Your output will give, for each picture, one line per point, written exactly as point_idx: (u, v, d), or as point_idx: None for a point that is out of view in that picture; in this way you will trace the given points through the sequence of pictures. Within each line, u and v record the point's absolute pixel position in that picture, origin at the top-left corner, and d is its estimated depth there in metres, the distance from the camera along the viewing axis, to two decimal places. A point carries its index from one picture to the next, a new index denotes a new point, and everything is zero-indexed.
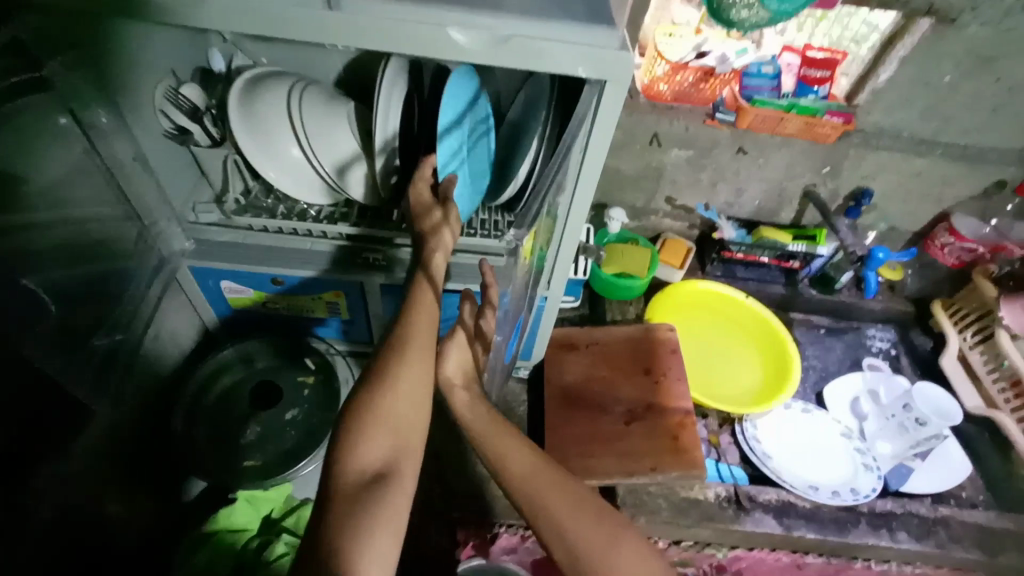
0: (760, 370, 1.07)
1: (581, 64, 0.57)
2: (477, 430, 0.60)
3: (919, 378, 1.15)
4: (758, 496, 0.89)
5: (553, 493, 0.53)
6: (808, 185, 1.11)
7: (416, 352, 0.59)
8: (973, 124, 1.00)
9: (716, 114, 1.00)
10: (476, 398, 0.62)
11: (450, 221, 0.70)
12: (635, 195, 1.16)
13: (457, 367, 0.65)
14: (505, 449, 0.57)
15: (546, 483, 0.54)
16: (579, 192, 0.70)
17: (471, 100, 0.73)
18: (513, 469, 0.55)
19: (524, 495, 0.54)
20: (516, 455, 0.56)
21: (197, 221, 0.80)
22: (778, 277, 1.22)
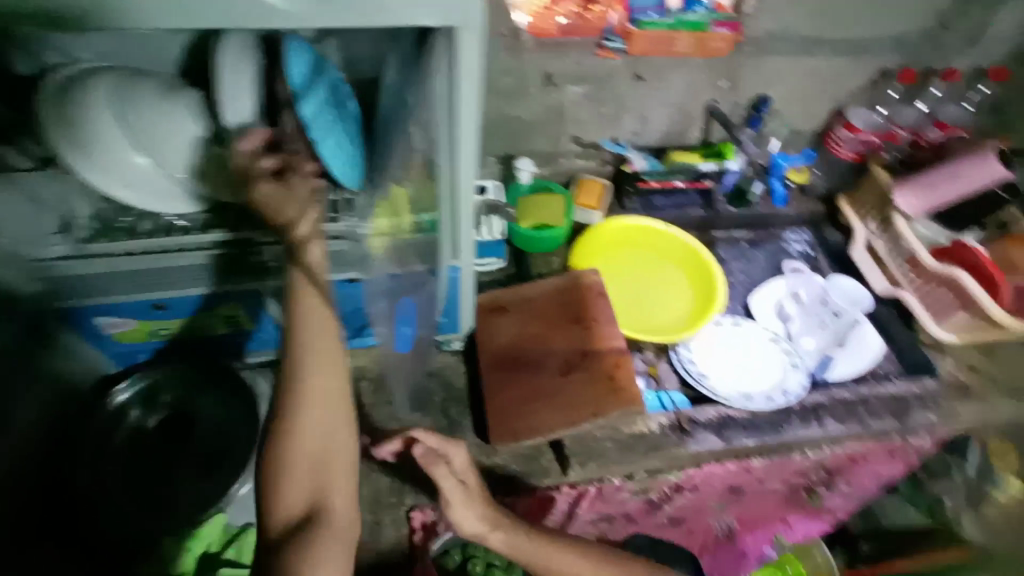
0: (689, 293, 1.10)
1: (425, 13, 0.52)
2: (528, 561, 0.73)
3: (834, 272, 1.21)
4: (698, 416, 0.93)
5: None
6: (709, 102, 1.10)
7: (316, 375, 0.64)
8: (854, 16, 1.00)
9: (606, 43, 0.95)
10: (509, 533, 0.73)
11: (304, 204, 0.71)
12: (542, 141, 1.11)
13: (477, 524, 0.72)
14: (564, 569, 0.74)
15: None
16: (464, 147, 0.63)
17: (314, 68, 0.69)
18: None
19: None
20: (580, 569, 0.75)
21: (43, 257, 0.69)
22: (696, 199, 1.20)
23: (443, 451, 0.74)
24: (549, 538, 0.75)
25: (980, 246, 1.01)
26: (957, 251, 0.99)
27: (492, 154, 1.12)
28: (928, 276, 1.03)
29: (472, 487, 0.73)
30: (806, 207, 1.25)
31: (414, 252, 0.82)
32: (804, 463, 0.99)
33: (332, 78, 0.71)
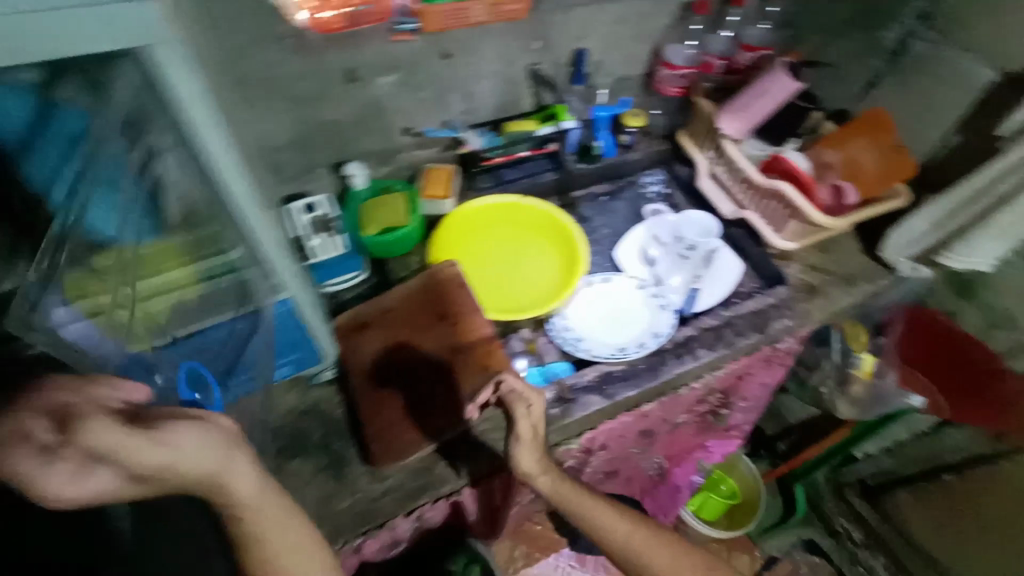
0: (556, 261, 1.10)
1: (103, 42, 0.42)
2: (567, 506, 0.82)
3: (690, 206, 1.26)
4: (580, 381, 0.94)
5: (651, 551, 0.81)
6: (530, 66, 1.07)
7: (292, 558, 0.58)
8: None
9: (398, 26, 0.88)
10: (555, 479, 0.82)
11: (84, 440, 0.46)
12: (370, 140, 1.05)
13: (533, 466, 0.81)
14: (601, 522, 0.81)
15: (655, 548, 0.81)
16: (236, 183, 0.58)
17: (39, 121, 0.54)
18: (613, 536, 0.81)
19: (628, 556, 0.81)
20: (612, 524, 0.81)
21: None
22: (545, 164, 1.20)
23: (524, 396, 0.81)
24: (589, 491, 0.83)
25: (798, 157, 1.07)
26: (775, 164, 1.04)
27: (322, 165, 1.04)
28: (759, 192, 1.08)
29: (540, 438, 0.81)
30: (653, 148, 1.28)
31: (222, 301, 0.71)
32: (692, 394, 1.03)
33: (78, 123, 0.55)
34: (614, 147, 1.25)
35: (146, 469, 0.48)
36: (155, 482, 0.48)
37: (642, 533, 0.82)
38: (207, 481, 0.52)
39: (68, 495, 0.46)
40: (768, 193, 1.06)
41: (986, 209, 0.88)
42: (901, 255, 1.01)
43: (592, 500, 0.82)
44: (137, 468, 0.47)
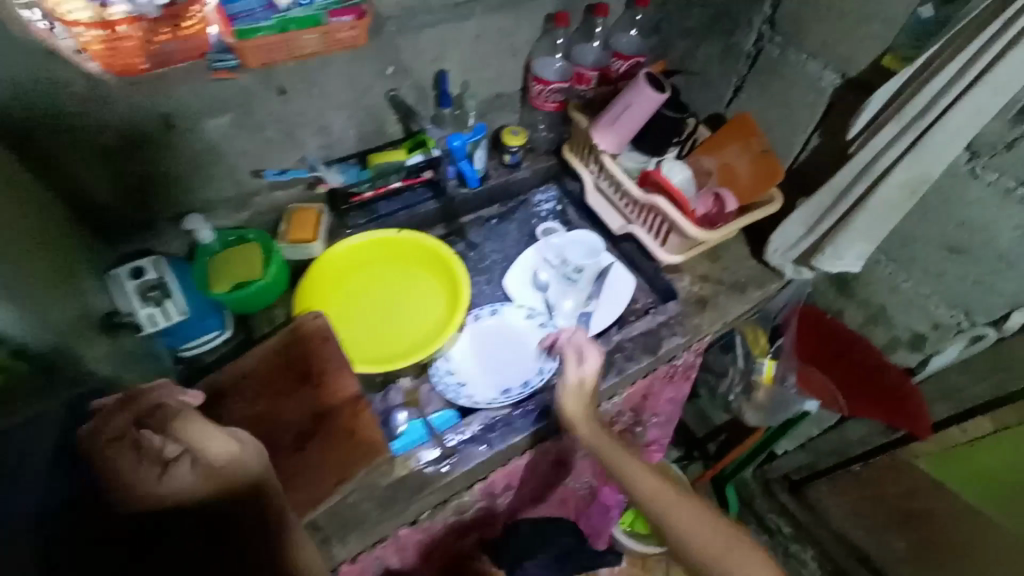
0: (439, 297, 1.02)
1: None
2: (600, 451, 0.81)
3: (582, 222, 1.22)
4: (462, 433, 0.87)
5: (682, 515, 0.74)
6: (388, 92, 0.99)
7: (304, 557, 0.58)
8: None
9: (215, 64, 0.77)
10: (596, 426, 0.82)
11: (119, 448, 0.56)
12: (216, 186, 0.93)
13: (578, 408, 0.84)
14: (632, 473, 0.79)
15: (689, 511, 0.75)
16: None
17: None
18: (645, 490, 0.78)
19: (658, 511, 0.76)
20: (641, 480, 0.79)
21: None
22: (425, 193, 1.13)
23: (580, 349, 0.89)
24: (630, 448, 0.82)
25: (676, 168, 1.03)
26: (653, 179, 1.01)
27: (164, 218, 0.91)
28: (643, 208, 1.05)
29: (586, 388, 0.85)
30: (539, 164, 1.23)
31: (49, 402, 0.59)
32: (590, 425, 1.01)
33: None
34: (479, 176, 1.15)
35: (217, 460, 0.57)
36: (218, 475, 0.56)
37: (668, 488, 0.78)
38: (251, 484, 0.57)
39: (158, 489, 0.53)
40: (650, 209, 1.03)
41: (844, 213, 0.89)
42: (783, 259, 1.02)
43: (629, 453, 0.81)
44: (207, 453, 0.57)
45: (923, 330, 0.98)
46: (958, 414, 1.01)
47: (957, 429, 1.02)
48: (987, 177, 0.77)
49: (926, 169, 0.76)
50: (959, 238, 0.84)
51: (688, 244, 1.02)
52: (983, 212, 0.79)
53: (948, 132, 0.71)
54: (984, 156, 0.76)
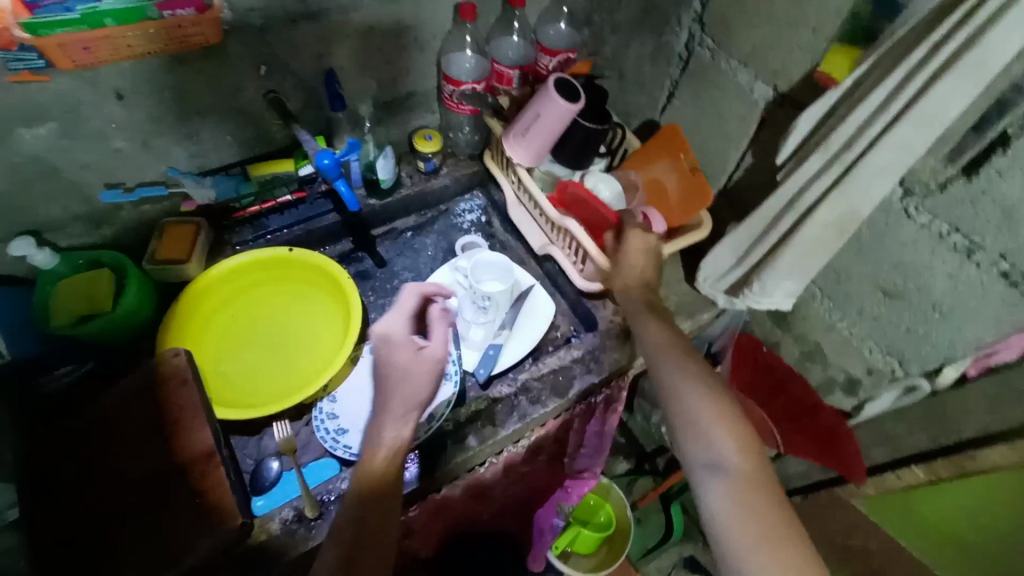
0: (332, 327, 0.91)
1: None
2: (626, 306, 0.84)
3: (508, 234, 1.11)
4: (335, 490, 0.78)
5: (673, 368, 0.73)
6: (267, 93, 0.86)
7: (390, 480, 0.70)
8: None
9: (19, 66, 0.65)
10: (628, 288, 0.84)
11: (412, 302, 0.81)
12: (60, 202, 0.81)
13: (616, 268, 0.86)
14: (648, 330, 0.79)
15: (679, 368, 0.73)
16: None
17: None
18: (655, 340, 0.77)
19: (653, 357, 0.76)
20: (654, 334, 0.78)
21: None
22: (325, 205, 1.01)
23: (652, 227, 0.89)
24: (659, 312, 0.82)
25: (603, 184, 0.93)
26: (571, 191, 0.90)
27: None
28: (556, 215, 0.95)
29: (637, 254, 0.86)
30: (460, 171, 1.11)
31: None
32: (495, 468, 0.92)
33: None
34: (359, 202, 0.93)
35: (437, 362, 0.76)
36: (429, 374, 0.75)
37: (673, 341, 0.77)
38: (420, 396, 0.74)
39: (401, 353, 0.77)
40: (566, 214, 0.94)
41: (772, 245, 0.79)
42: (715, 289, 0.91)
43: (653, 316, 0.81)
44: (437, 353, 0.76)
45: (857, 373, 0.93)
46: (895, 461, 0.93)
47: (892, 475, 0.92)
48: (919, 219, 0.74)
49: (854, 206, 0.67)
50: (893, 281, 0.80)
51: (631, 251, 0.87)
52: (913, 255, 0.76)
53: (871, 171, 0.64)
54: (917, 196, 0.73)
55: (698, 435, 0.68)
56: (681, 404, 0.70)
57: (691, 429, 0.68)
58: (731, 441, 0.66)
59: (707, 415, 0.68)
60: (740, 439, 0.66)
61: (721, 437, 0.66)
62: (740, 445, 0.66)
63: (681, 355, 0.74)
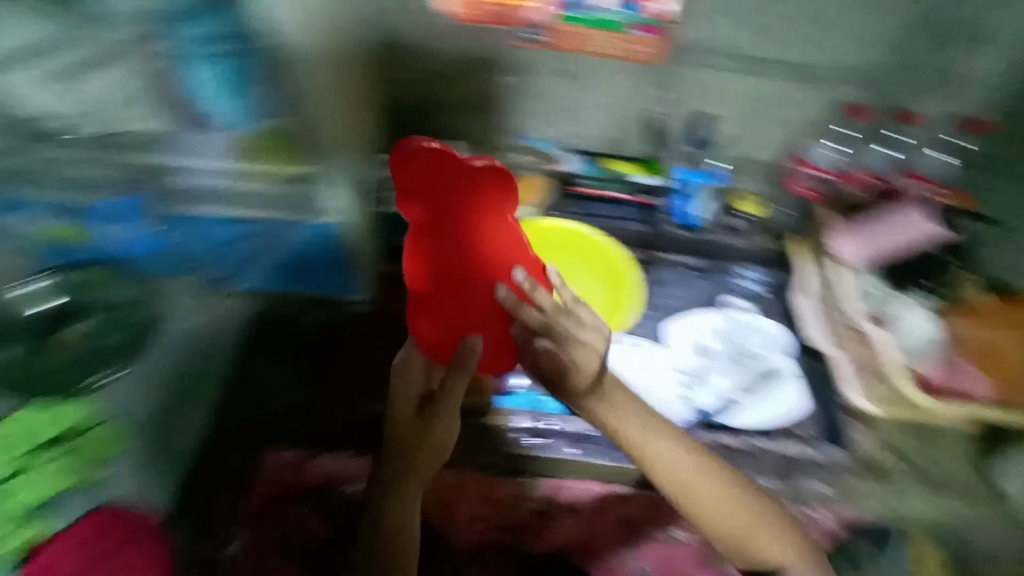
0: (602, 305, 1.04)
1: None
2: (631, 441, 0.74)
3: (783, 315, 1.08)
4: (559, 425, 0.93)
5: (705, 494, 0.74)
6: (647, 112, 1.04)
7: (422, 456, 0.76)
8: (803, 37, 0.90)
9: (523, 36, 0.92)
10: (627, 416, 0.75)
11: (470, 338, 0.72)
12: (476, 128, 1.09)
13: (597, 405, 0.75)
14: (664, 460, 0.74)
15: (701, 494, 0.73)
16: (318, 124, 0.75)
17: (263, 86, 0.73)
18: (669, 466, 0.74)
19: (674, 486, 0.74)
20: (673, 457, 0.74)
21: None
22: (634, 212, 1.13)
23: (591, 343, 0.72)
24: (667, 430, 0.76)
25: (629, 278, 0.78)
26: None
27: (432, 136, 1.11)
28: (455, 191, 0.74)
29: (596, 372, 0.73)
30: (762, 244, 1.12)
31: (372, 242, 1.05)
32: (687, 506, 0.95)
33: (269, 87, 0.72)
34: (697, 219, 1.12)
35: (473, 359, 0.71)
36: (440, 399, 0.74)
37: (691, 449, 0.76)
38: (421, 427, 0.76)
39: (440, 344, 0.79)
40: (451, 218, 0.76)
41: None
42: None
43: (673, 444, 0.75)
44: (459, 385, 0.73)
45: None
46: None
47: None
48: None
49: None
50: None
51: (531, 321, 0.71)
52: None
53: None
54: None
55: (755, 547, 0.74)
56: (726, 521, 0.74)
57: (731, 542, 0.74)
58: (773, 547, 0.73)
59: (742, 526, 0.74)
60: (779, 546, 0.73)
61: (762, 541, 0.74)
62: (783, 543, 0.74)
63: (697, 458, 0.75)
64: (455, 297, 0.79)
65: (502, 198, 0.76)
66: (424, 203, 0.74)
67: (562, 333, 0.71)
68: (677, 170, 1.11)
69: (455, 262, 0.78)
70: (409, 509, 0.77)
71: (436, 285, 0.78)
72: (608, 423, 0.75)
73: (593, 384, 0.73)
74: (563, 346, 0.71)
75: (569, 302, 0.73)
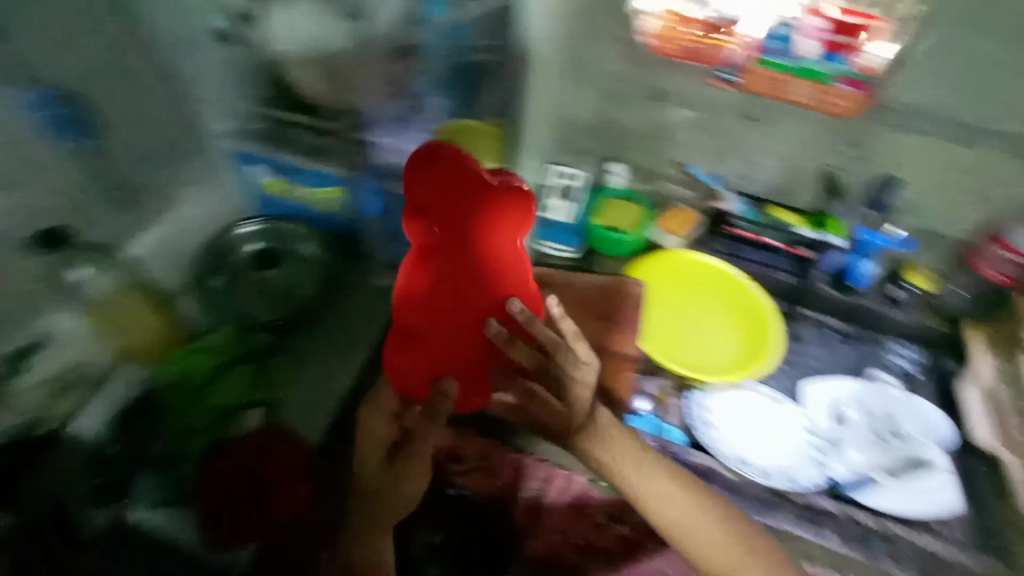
0: (738, 352, 1.03)
1: None
2: (625, 476, 0.82)
3: (938, 403, 1.00)
4: (683, 455, 0.92)
5: (697, 533, 0.79)
6: (827, 166, 1.01)
7: (394, 491, 0.77)
8: None
9: (718, 74, 0.93)
10: (623, 443, 0.84)
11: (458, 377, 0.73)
12: (642, 155, 1.11)
13: (597, 442, 0.83)
14: (658, 498, 0.80)
15: (694, 532, 0.79)
16: None
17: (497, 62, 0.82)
18: (662, 504, 0.80)
19: (670, 524, 0.80)
20: (664, 494, 0.81)
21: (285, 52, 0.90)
22: (785, 263, 1.09)
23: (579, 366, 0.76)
24: (657, 466, 0.83)
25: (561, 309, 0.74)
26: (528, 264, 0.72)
27: (596, 156, 1.15)
28: (458, 225, 0.68)
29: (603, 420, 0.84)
30: (925, 322, 1.05)
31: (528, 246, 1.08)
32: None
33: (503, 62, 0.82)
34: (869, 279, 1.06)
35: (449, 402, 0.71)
36: (412, 441, 0.76)
37: (681, 486, 0.82)
38: (393, 461, 0.78)
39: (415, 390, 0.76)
40: (464, 255, 0.68)
41: None
42: None
43: (662, 481, 0.82)
44: (421, 434, 0.75)
45: None
46: None
47: None
48: None
49: None
50: None
51: (526, 360, 0.74)
52: None
53: None
54: None
55: None
56: (721, 564, 0.78)
57: None
58: None
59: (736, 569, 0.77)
60: None
61: None
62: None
63: (687, 494, 0.81)
64: (440, 328, 0.70)
65: (518, 221, 0.69)
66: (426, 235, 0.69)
67: (551, 369, 0.76)
68: (862, 231, 1.03)
69: (455, 293, 0.70)
70: (380, 543, 0.75)
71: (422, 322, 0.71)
72: (604, 462, 0.83)
73: (587, 420, 0.82)
74: (549, 382, 0.78)
75: (569, 337, 0.75)
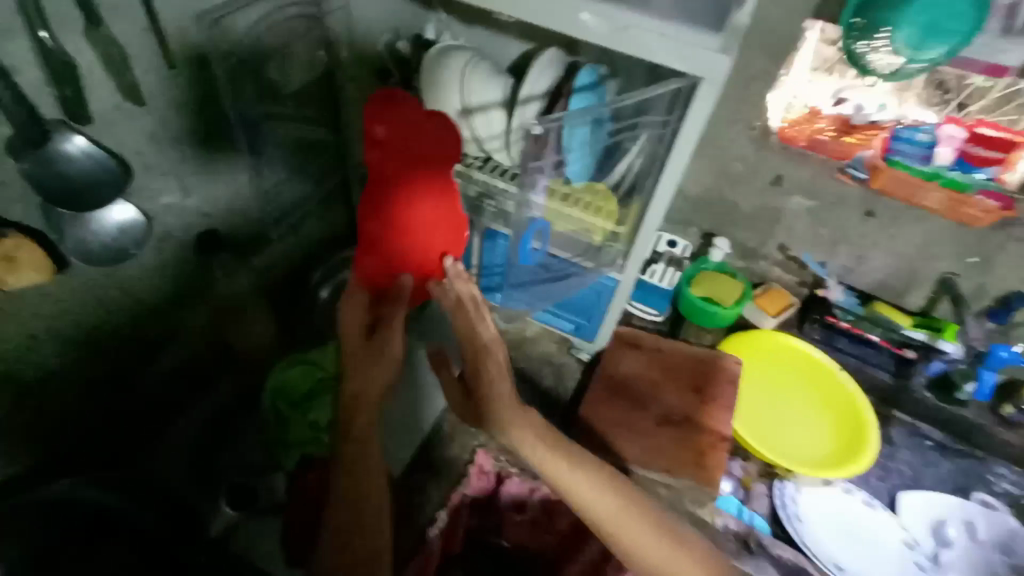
0: (829, 447, 0.99)
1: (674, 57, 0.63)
2: (540, 462, 0.66)
3: None
4: (772, 548, 0.88)
5: (630, 533, 0.65)
6: (946, 273, 0.99)
7: (377, 368, 0.62)
8: None
9: (848, 169, 0.94)
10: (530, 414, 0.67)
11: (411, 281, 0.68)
12: (748, 234, 1.11)
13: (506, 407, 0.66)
14: (586, 493, 0.65)
15: (629, 531, 0.65)
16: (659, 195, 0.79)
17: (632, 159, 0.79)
18: (584, 499, 0.65)
19: (604, 527, 0.65)
20: (591, 492, 0.65)
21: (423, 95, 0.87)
22: (887, 364, 1.06)
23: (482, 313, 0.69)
24: (575, 449, 0.67)
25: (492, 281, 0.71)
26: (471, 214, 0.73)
27: (697, 228, 1.15)
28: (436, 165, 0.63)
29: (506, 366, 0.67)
30: None
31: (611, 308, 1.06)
32: None
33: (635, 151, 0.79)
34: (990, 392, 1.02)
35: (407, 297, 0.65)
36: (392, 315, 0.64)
37: (608, 477, 0.66)
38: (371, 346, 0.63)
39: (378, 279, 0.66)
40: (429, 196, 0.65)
41: None
42: None
43: (582, 464, 0.66)
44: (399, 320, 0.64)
45: None
46: None
47: None
48: None
49: None
50: None
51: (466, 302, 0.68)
52: None
53: None
54: None
55: None
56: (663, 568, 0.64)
57: None
58: None
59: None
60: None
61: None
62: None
63: (609, 483, 0.66)
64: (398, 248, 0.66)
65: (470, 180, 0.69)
66: (401, 165, 0.62)
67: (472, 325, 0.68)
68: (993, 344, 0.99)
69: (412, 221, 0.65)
70: (364, 449, 0.64)
71: (393, 235, 0.65)
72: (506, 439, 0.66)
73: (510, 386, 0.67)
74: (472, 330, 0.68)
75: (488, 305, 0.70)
